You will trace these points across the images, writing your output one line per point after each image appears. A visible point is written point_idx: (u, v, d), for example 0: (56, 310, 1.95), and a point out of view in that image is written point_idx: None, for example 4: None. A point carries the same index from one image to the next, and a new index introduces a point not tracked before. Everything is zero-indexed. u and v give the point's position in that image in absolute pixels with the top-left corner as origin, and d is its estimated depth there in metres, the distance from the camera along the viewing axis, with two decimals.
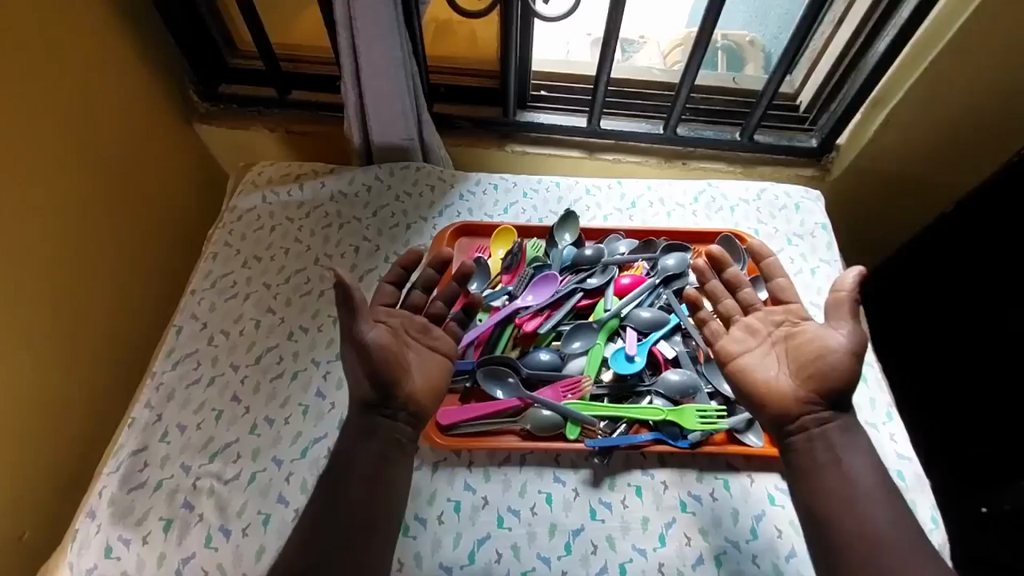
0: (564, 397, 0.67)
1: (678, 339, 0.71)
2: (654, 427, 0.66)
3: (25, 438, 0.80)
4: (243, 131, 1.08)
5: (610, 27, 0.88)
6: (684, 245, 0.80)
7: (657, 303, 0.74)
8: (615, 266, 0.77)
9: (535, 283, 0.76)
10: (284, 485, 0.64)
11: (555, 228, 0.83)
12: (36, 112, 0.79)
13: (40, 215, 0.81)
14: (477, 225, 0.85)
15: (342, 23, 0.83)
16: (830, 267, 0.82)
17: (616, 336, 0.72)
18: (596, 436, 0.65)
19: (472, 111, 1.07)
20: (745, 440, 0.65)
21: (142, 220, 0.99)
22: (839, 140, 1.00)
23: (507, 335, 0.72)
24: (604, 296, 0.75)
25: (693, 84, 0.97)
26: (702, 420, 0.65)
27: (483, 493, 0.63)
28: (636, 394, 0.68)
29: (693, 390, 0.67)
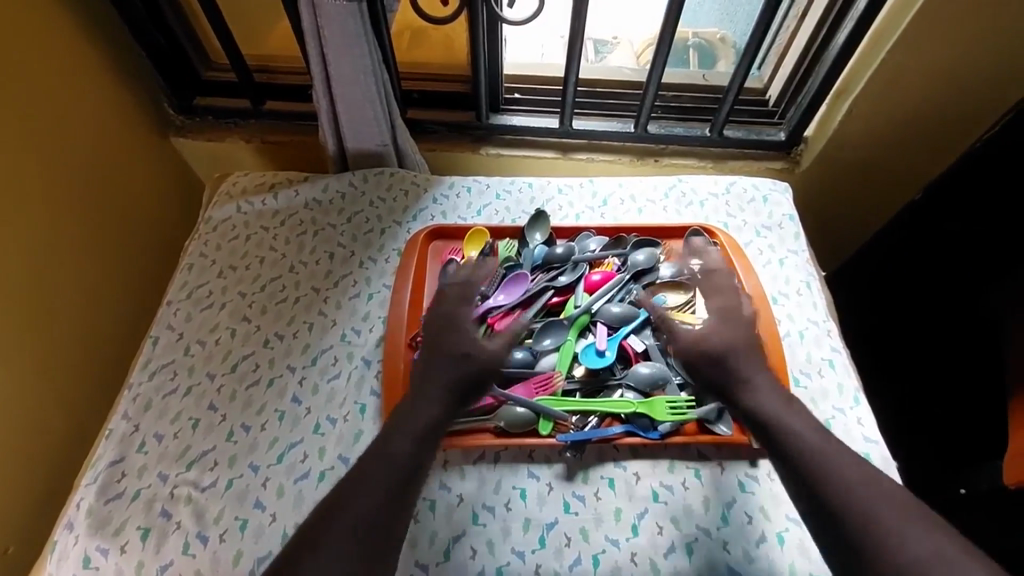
0: (536, 393, 0.68)
1: (648, 333, 0.72)
2: (626, 419, 0.67)
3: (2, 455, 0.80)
4: (219, 142, 1.09)
5: (575, 28, 0.90)
6: (654, 241, 0.82)
7: (628, 298, 0.75)
8: (585, 263, 0.79)
9: (506, 282, 0.77)
10: (261, 491, 0.64)
11: (526, 228, 0.84)
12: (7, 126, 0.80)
13: (14, 231, 0.81)
14: (449, 227, 0.85)
15: (310, 33, 0.84)
16: (798, 257, 0.84)
17: (588, 332, 0.73)
18: (568, 430, 0.66)
19: (446, 116, 1.08)
20: (716, 430, 0.66)
21: (119, 234, 1.00)
22: (806, 132, 1.02)
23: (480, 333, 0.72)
24: (574, 292, 0.77)
25: (660, 82, 0.98)
26: (672, 411, 0.66)
27: (458, 490, 0.64)
28: (608, 388, 0.69)
29: (663, 382, 0.68)
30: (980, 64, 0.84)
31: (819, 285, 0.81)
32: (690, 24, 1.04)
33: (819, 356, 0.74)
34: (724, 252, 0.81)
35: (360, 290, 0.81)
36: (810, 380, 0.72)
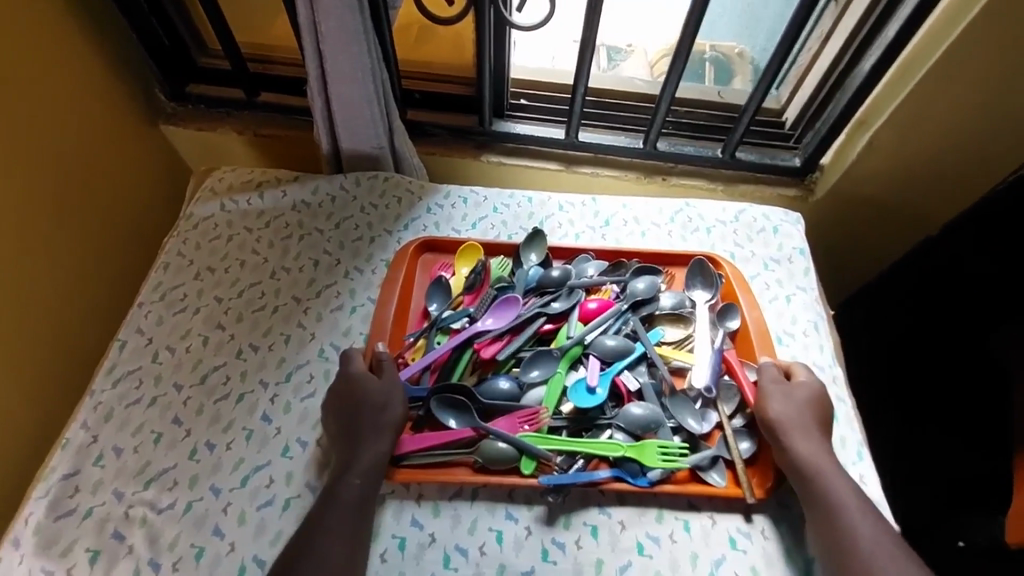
0: (519, 428, 0.64)
1: (643, 369, 0.69)
2: (614, 463, 0.63)
3: None
4: (209, 132, 1.04)
5: (587, 36, 0.85)
6: (655, 267, 0.77)
7: (624, 329, 0.71)
8: (581, 289, 0.74)
9: (496, 306, 0.73)
10: (221, 517, 0.60)
11: (521, 247, 0.80)
12: None
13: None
14: (444, 241, 0.81)
15: (307, 29, 0.80)
16: (806, 295, 0.79)
17: (579, 364, 0.69)
18: (551, 471, 0.62)
19: (448, 119, 1.03)
20: (708, 479, 0.63)
21: (98, 225, 0.96)
22: (821, 160, 0.97)
23: (467, 359, 0.69)
24: (567, 319, 0.72)
25: (674, 97, 0.94)
26: (663, 457, 0.62)
27: (431, 529, 0.60)
28: (596, 428, 0.65)
29: (656, 426, 0.64)
30: (1016, 98, 0.79)
31: (826, 326, 0.78)
32: (708, 36, 0.99)
33: None
34: (729, 285, 0.77)
35: (343, 302, 0.77)
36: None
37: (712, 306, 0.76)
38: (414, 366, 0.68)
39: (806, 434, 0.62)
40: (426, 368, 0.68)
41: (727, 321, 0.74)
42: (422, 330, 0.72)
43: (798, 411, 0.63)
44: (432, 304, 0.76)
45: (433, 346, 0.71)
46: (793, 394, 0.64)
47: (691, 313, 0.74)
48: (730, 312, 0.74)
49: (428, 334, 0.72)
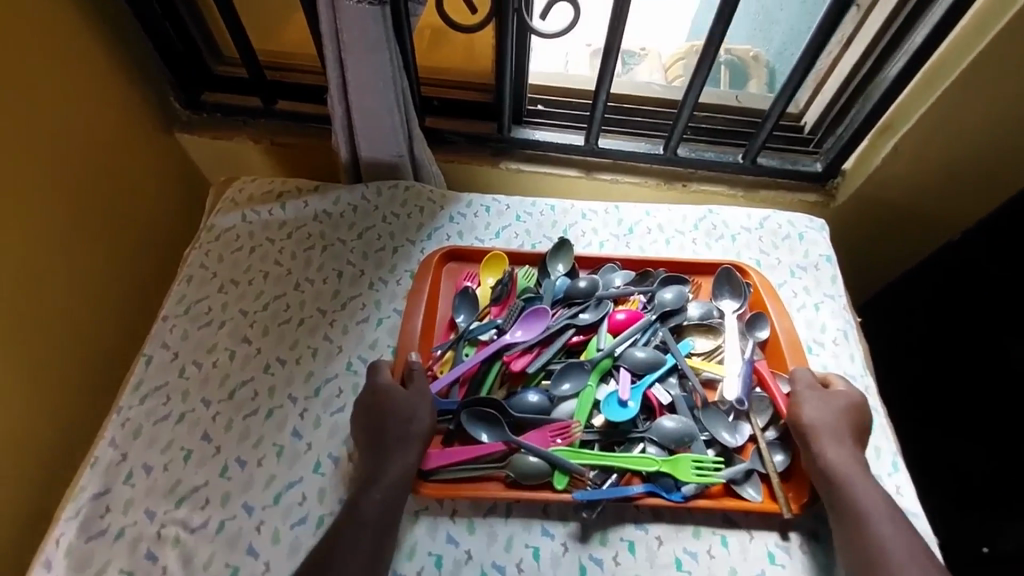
0: (551, 442, 0.63)
1: (674, 381, 0.68)
2: (648, 478, 0.63)
3: None
4: (226, 141, 1.04)
5: (610, 42, 0.84)
6: (682, 278, 0.77)
7: (653, 340, 0.71)
8: (608, 300, 0.74)
9: (524, 317, 0.72)
10: (254, 535, 0.60)
11: (548, 257, 0.79)
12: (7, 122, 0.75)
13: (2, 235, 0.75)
14: (470, 252, 0.81)
15: (328, 37, 0.79)
16: (835, 302, 0.79)
17: (609, 377, 0.69)
18: (585, 486, 0.61)
19: (466, 126, 1.02)
20: (743, 493, 0.62)
21: (117, 236, 0.95)
22: (844, 165, 0.97)
23: (495, 372, 0.69)
24: (596, 330, 0.72)
25: (695, 103, 0.93)
26: (698, 471, 0.62)
27: (467, 546, 0.60)
28: (628, 441, 0.65)
29: (689, 439, 0.64)
30: None
31: (855, 334, 0.77)
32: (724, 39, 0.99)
33: None
34: (757, 294, 0.76)
35: (369, 314, 0.77)
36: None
37: (740, 316, 0.75)
38: (442, 379, 0.67)
39: (841, 444, 0.61)
40: (454, 381, 0.68)
41: (755, 331, 0.73)
42: (450, 342, 0.71)
43: (834, 420, 0.62)
44: (458, 315, 0.75)
45: (461, 359, 0.70)
46: (828, 403, 0.64)
47: (720, 324, 0.73)
48: (760, 322, 0.74)
49: (455, 346, 0.71)
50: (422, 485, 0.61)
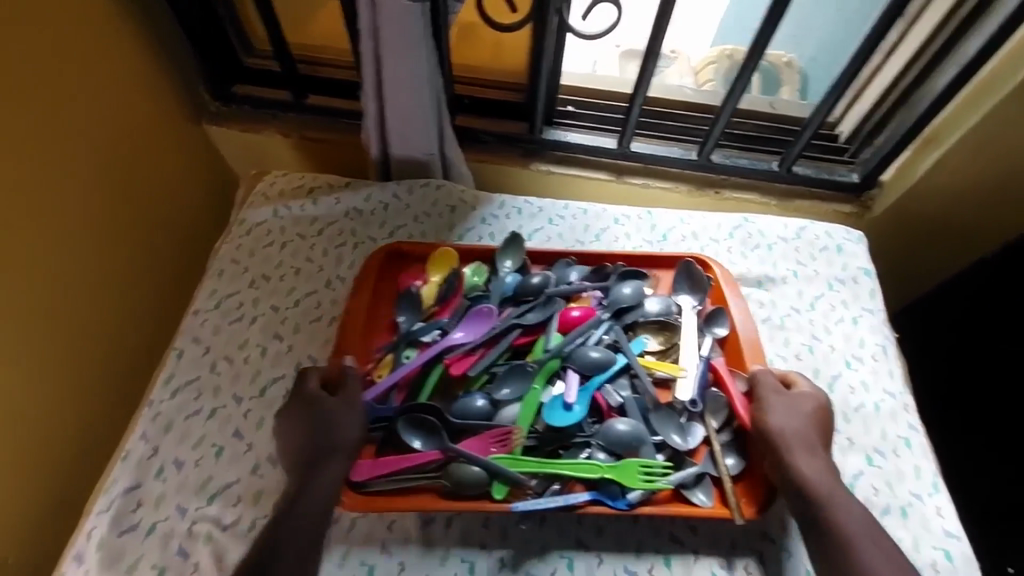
0: (490, 449, 0.62)
1: (624, 383, 0.68)
2: (592, 485, 0.62)
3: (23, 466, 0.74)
4: (255, 134, 1.03)
5: (653, 45, 0.84)
6: (640, 272, 0.77)
7: (605, 340, 0.70)
8: (560, 297, 0.73)
9: (467, 319, 0.71)
10: None
11: (498, 253, 0.77)
12: (50, 111, 0.74)
13: (41, 222, 0.75)
14: (405, 250, 0.79)
15: (367, 33, 0.78)
16: (873, 317, 0.78)
17: (556, 378, 0.68)
18: (526, 496, 0.61)
19: (496, 125, 1.01)
20: (692, 499, 0.62)
21: (150, 227, 0.94)
22: (880, 176, 0.96)
23: (439, 375, 0.67)
24: (545, 329, 0.71)
25: (733, 109, 0.92)
26: (645, 478, 0.61)
27: (500, 555, 0.63)
28: (573, 446, 0.64)
29: (638, 444, 0.63)
30: None
31: (894, 350, 0.76)
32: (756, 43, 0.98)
33: (895, 433, 0.69)
34: (718, 289, 0.75)
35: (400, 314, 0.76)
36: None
37: (700, 312, 0.74)
38: (388, 381, 0.66)
39: (812, 453, 0.61)
40: (399, 385, 0.66)
41: (714, 327, 0.73)
42: (392, 344, 0.70)
43: (798, 426, 0.62)
44: (400, 316, 0.74)
45: (401, 362, 0.69)
46: (792, 409, 0.63)
47: (677, 320, 0.72)
48: (718, 318, 0.73)
49: (396, 348, 0.69)
50: (350, 498, 0.59)
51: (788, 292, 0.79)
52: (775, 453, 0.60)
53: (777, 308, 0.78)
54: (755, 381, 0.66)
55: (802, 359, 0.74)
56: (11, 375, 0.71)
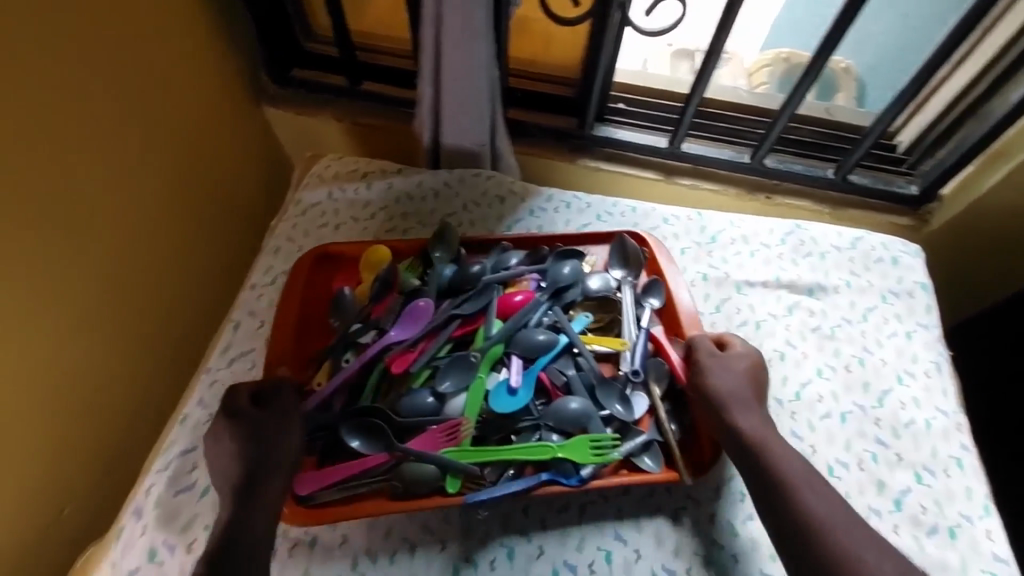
0: (440, 444, 0.63)
1: (568, 363, 0.69)
2: (546, 466, 0.63)
3: (88, 424, 0.78)
4: (310, 118, 1.05)
5: (715, 45, 0.83)
6: (576, 251, 0.77)
7: (546, 321, 0.71)
8: (497, 284, 0.73)
9: (402, 315, 0.70)
10: None
11: (427, 246, 0.77)
12: (130, 85, 0.77)
13: (118, 193, 0.77)
14: (337, 248, 0.78)
15: (429, 21, 0.79)
16: (928, 333, 0.76)
17: (500, 365, 0.68)
18: (481, 485, 0.62)
19: (546, 119, 1.01)
20: (642, 464, 0.65)
21: (209, 202, 0.96)
22: (942, 190, 0.93)
23: (379, 375, 0.67)
24: (481, 316, 0.71)
25: (792, 114, 0.91)
26: (595, 452, 0.63)
27: (539, 543, 0.65)
28: (524, 431, 0.65)
29: (586, 421, 0.64)
30: None
31: (948, 368, 0.74)
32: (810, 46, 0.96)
33: (947, 453, 0.67)
34: (652, 259, 0.78)
35: None
36: (847, 471, 0.66)
37: (634, 286, 0.76)
38: (325, 388, 0.65)
39: (748, 408, 0.63)
40: (339, 390, 0.66)
41: (649, 298, 0.75)
42: (329, 349, 0.69)
43: (735, 384, 0.64)
44: (337, 318, 0.73)
45: (340, 365, 0.68)
46: (727, 368, 0.66)
47: (617, 296, 0.74)
48: (654, 289, 0.75)
49: (334, 353, 0.69)
50: (295, 516, 0.60)
51: (839, 303, 0.78)
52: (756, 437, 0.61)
53: (827, 318, 0.76)
54: (692, 344, 0.68)
55: (852, 371, 0.72)
56: (81, 339, 0.74)
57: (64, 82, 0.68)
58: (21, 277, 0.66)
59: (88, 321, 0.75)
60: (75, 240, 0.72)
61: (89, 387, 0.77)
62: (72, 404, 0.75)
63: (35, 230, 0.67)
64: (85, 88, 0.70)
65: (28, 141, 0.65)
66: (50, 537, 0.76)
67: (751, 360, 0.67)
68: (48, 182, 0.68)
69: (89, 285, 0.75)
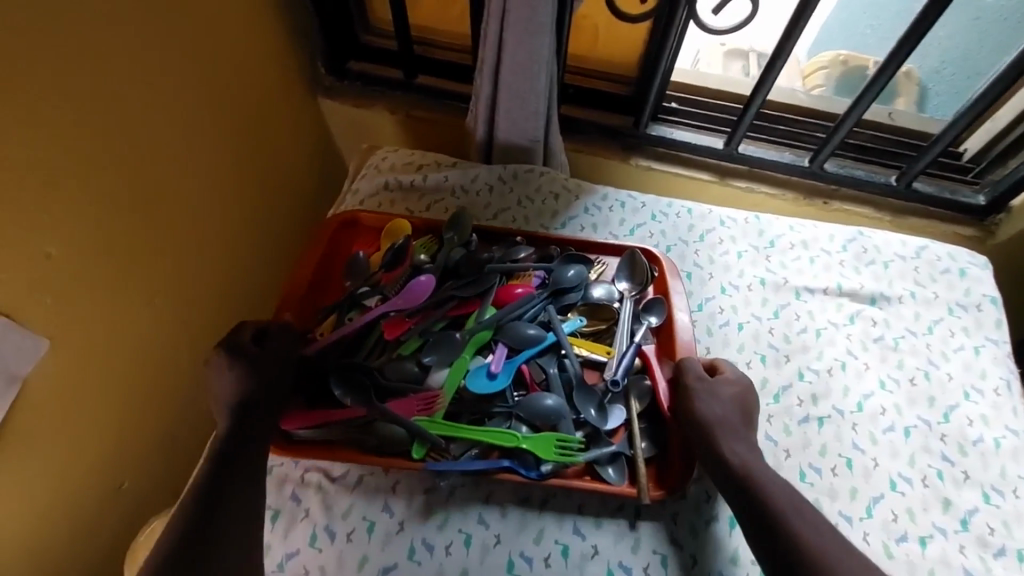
0: (415, 411, 0.64)
1: (553, 360, 0.69)
2: (509, 453, 0.63)
3: (160, 408, 0.80)
4: (364, 110, 1.07)
5: (782, 48, 0.81)
6: (585, 256, 0.78)
7: (539, 317, 0.71)
8: (501, 273, 0.74)
9: (405, 286, 0.73)
10: (390, 494, 0.65)
11: (444, 226, 0.79)
12: (205, 76, 0.78)
13: (191, 181, 0.79)
14: (360, 216, 0.83)
15: (494, 14, 0.76)
16: (997, 348, 0.74)
17: (486, 351, 0.69)
18: (440, 460, 0.63)
19: (599, 117, 1.00)
20: (604, 472, 0.63)
21: (267, 191, 0.98)
22: (1012, 201, 0.91)
23: (373, 339, 0.70)
24: (481, 301, 0.72)
25: (857, 119, 0.89)
26: (560, 451, 0.62)
27: (593, 541, 0.62)
28: (494, 416, 0.65)
29: (556, 419, 0.64)
30: None
31: (1018, 386, 0.72)
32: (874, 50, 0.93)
33: (1016, 473, 0.65)
34: (660, 278, 0.77)
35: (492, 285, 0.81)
36: (911, 487, 0.64)
37: (635, 300, 0.75)
38: (324, 339, 0.69)
39: (737, 436, 0.63)
40: (338, 343, 0.69)
41: (649, 315, 0.74)
42: (337, 305, 0.73)
43: (723, 413, 0.64)
44: (350, 280, 0.77)
45: (344, 321, 0.72)
46: (717, 398, 0.65)
47: (617, 306, 0.74)
48: (655, 306, 0.74)
49: (339, 309, 0.73)
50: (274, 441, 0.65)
51: (903, 313, 0.76)
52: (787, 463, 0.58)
53: (890, 328, 0.75)
54: (686, 372, 0.67)
55: (916, 385, 0.71)
56: (155, 324, 0.76)
57: (152, 70, 0.69)
58: (109, 257, 0.68)
59: (162, 301, 0.77)
60: (155, 221, 0.74)
61: (161, 366, 0.79)
62: (148, 387, 0.77)
63: (120, 214, 0.68)
64: (167, 78, 0.72)
65: (121, 124, 0.66)
66: (127, 514, 0.79)
67: (742, 391, 0.66)
68: (133, 164, 0.69)
69: (164, 266, 0.76)
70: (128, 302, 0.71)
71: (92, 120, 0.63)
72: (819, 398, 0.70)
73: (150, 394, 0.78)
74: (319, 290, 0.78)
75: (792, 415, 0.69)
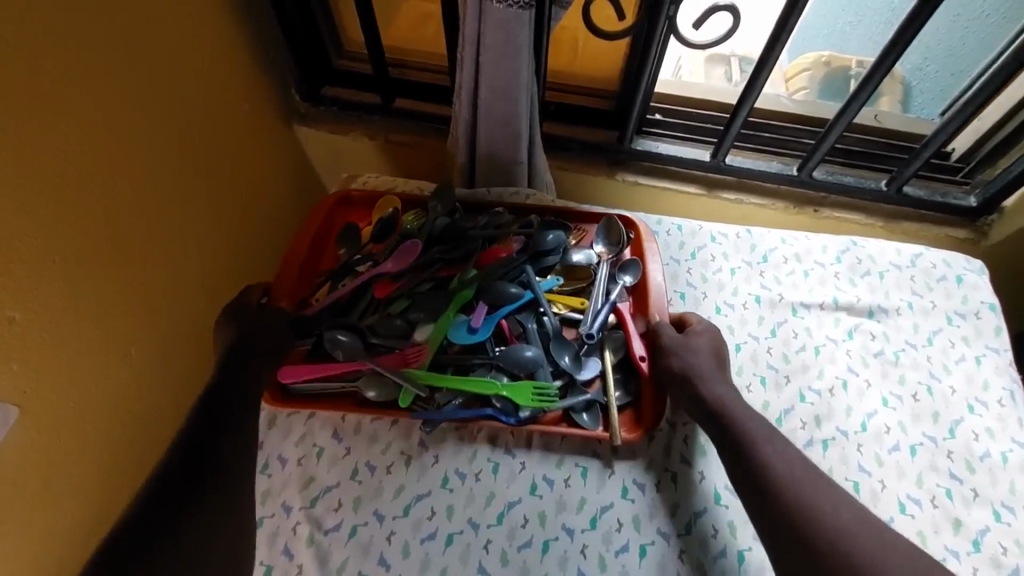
0: (401, 365, 0.68)
1: (532, 316, 0.71)
2: (491, 401, 0.67)
3: (143, 458, 0.77)
4: (342, 136, 1.04)
5: (765, 57, 0.80)
6: (565, 223, 0.80)
7: (519, 278, 0.74)
8: (485, 240, 0.77)
9: (395, 251, 0.76)
10: (385, 545, 0.62)
11: (431, 199, 0.82)
12: (171, 116, 0.75)
13: (162, 223, 0.76)
14: (353, 193, 0.85)
15: (469, 39, 0.73)
16: (999, 357, 0.73)
17: (468, 308, 0.72)
18: (427, 407, 0.67)
19: (583, 133, 0.98)
20: (579, 420, 0.67)
21: (246, 222, 0.95)
22: (1004, 201, 0.91)
23: (365, 301, 0.74)
24: (465, 264, 0.75)
25: (845, 125, 0.87)
26: (537, 398, 0.66)
27: None
28: (477, 365, 0.68)
29: (535, 368, 0.67)
30: None
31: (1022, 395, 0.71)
32: (856, 50, 0.92)
33: None
34: (638, 242, 0.79)
35: None
36: (920, 508, 0.63)
37: (612, 262, 0.77)
38: (319, 305, 0.73)
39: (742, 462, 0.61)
40: (331, 307, 0.73)
41: (624, 274, 0.77)
42: (331, 274, 0.77)
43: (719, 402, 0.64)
44: (343, 248, 0.81)
45: (337, 288, 0.76)
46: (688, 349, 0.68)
47: (595, 267, 0.77)
48: (630, 267, 0.77)
49: (333, 278, 0.76)
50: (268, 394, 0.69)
51: (902, 325, 0.75)
52: (795, 487, 0.56)
53: (890, 342, 0.73)
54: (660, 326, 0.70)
55: (920, 401, 0.69)
56: (132, 375, 0.73)
57: (114, 116, 0.66)
58: (79, 311, 0.65)
59: (139, 350, 0.74)
60: (127, 270, 0.71)
61: (140, 418, 0.76)
62: (130, 438, 0.74)
63: (89, 266, 0.65)
64: (131, 122, 0.69)
65: (81, 175, 0.63)
66: None
67: (711, 342, 0.69)
68: (99, 215, 0.66)
69: (140, 315, 0.74)
70: (103, 355, 0.69)
71: (49, 173, 0.60)
72: (822, 419, 0.68)
73: (130, 447, 0.74)
74: (312, 262, 0.81)
75: (796, 439, 0.67)
